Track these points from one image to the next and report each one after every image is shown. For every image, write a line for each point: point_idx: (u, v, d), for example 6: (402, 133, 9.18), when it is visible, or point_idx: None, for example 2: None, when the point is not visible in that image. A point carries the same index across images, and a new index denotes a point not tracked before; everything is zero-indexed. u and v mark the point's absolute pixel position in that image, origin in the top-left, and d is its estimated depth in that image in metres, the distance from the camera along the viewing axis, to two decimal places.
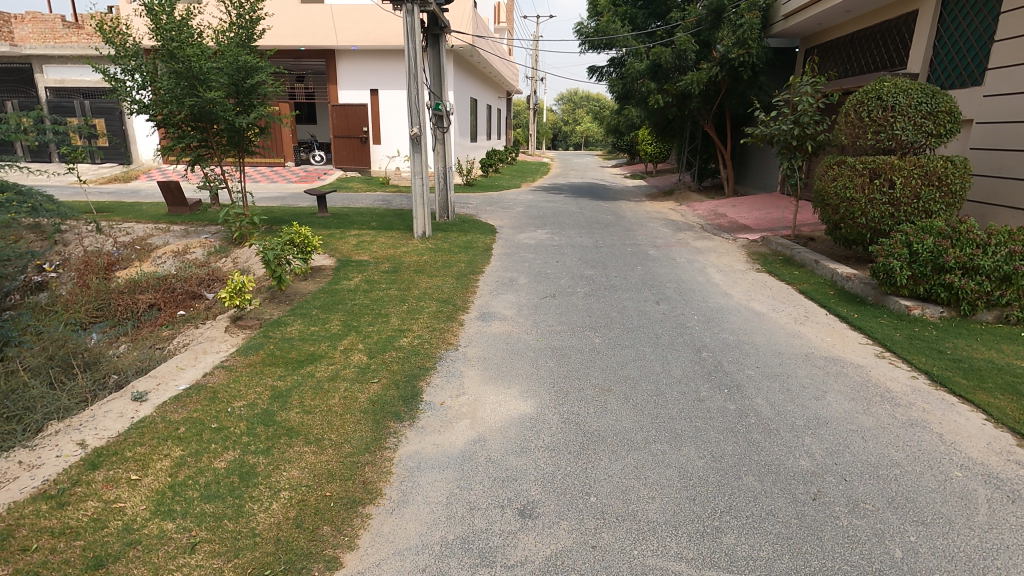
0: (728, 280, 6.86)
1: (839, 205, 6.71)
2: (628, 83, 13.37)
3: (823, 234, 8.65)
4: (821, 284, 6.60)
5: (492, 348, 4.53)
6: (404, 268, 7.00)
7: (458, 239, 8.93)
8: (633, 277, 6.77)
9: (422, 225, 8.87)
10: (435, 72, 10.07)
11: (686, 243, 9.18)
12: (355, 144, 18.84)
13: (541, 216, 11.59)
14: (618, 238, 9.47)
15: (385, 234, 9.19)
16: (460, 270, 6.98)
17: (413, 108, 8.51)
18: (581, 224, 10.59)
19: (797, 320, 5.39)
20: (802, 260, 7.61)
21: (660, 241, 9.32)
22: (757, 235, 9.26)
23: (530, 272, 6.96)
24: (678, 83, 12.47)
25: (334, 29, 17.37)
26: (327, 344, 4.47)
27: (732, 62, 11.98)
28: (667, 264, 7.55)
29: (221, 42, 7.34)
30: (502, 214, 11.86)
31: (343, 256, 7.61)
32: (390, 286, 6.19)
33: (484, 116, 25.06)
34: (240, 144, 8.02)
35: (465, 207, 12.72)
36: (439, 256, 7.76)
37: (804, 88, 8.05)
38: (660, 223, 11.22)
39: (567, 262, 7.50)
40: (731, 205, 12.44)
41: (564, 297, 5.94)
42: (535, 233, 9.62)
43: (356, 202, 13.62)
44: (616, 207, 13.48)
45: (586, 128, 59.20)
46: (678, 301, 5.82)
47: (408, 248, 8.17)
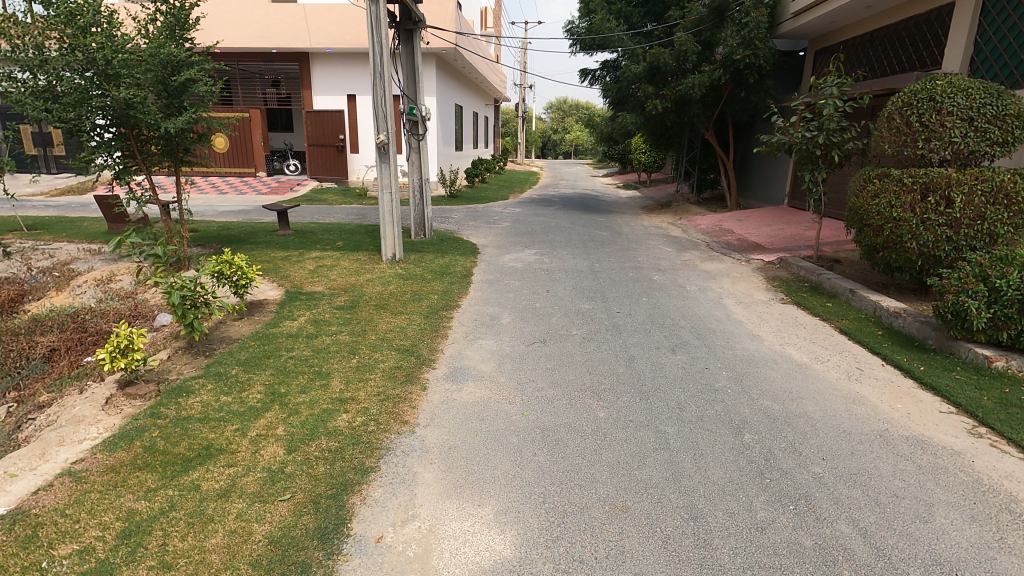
0: (751, 315, 5.76)
1: (882, 226, 5.65)
2: (623, 87, 12.39)
3: (849, 256, 7.61)
4: (863, 321, 5.52)
5: (461, 429, 3.35)
6: (365, 302, 5.84)
7: (433, 263, 7.77)
8: (637, 312, 5.65)
9: (393, 248, 7.70)
10: (410, 72, 8.94)
11: (694, 266, 8.11)
12: (331, 153, 17.63)
13: (529, 232, 10.49)
14: (617, 259, 8.37)
15: (350, 256, 8.02)
16: (431, 304, 5.83)
17: (379, 112, 7.31)
18: (574, 243, 9.49)
19: (850, 375, 4.28)
20: (832, 288, 6.53)
21: (664, 263, 8.24)
22: (773, 256, 8.19)
23: (515, 306, 5.82)
24: (678, 87, 11.48)
25: (307, 31, 16.21)
26: (235, 426, 3.28)
27: (737, 65, 11.01)
28: (676, 294, 6.44)
29: (143, 33, 6.28)
30: (486, 231, 10.73)
31: (293, 285, 6.41)
32: (342, 329, 5.02)
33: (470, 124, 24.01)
34: (172, 153, 6.88)
35: (446, 223, 11.58)
36: (409, 285, 6.58)
37: (830, 89, 7.02)
38: (661, 240, 10.14)
39: (558, 292, 6.35)
40: (737, 220, 11.40)
41: (556, 343, 4.78)
42: (522, 254, 8.48)
43: (326, 216, 12.43)
44: (611, 222, 12.42)
45: (576, 137, 58.50)
46: (698, 347, 4.70)
47: (374, 275, 7.02)
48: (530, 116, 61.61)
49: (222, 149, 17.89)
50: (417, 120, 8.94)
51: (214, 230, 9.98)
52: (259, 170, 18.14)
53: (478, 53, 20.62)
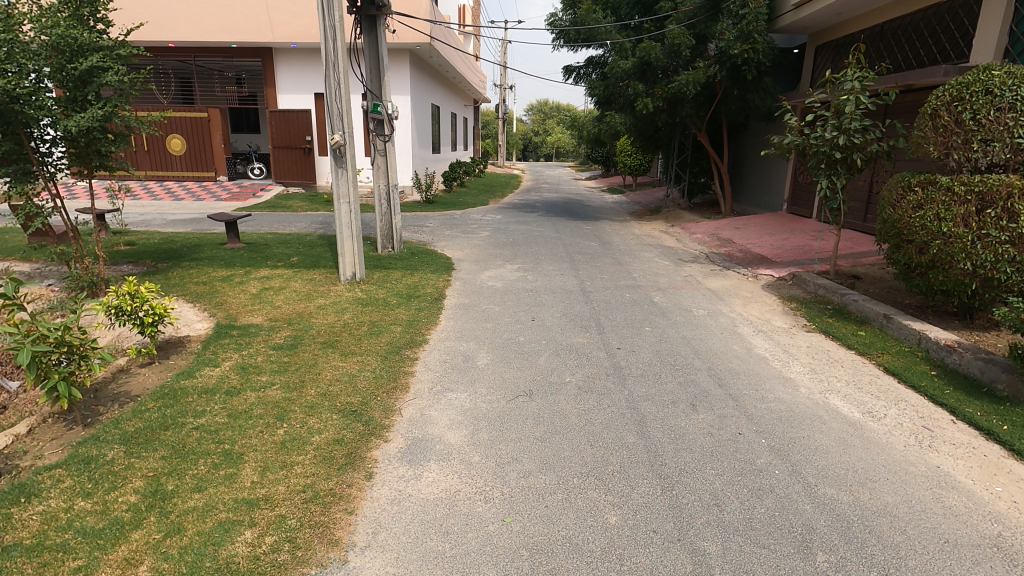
0: (773, 348, 4.86)
1: (928, 243, 4.79)
2: (611, 84, 11.55)
3: (870, 272, 6.77)
4: (908, 357, 4.64)
5: (415, 553, 2.33)
6: (311, 338, 4.79)
7: (400, 283, 6.73)
8: (642, 347, 4.70)
9: (353, 267, 6.64)
10: (373, 64, 7.89)
11: (697, 283, 7.21)
12: (297, 156, 16.47)
13: (510, 244, 9.50)
14: (609, 274, 7.44)
15: (304, 275, 6.95)
16: (392, 340, 4.82)
17: (335, 110, 6.22)
18: (560, 256, 8.53)
19: (920, 439, 3.36)
20: (860, 312, 5.66)
21: (663, 279, 7.32)
22: (783, 272, 7.33)
23: (494, 342, 4.84)
24: (670, 84, 10.65)
25: (270, 24, 14.99)
26: (77, 564, 2.22)
27: (734, 60, 10.20)
28: (683, 321, 5.51)
29: (37, 10, 5.22)
30: (463, 241, 9.71)
31: (228, 316, 5.33)
32: (276, 379, 3.97)
33: (448, 125, 22.96)
34: (80, 156, 5.72)
35: (419, 232, 10.54)
36: (368, 313, 5.55)
37: (852, 83, 6.16)
38: (656, 252, 9.24)
39: (545, 321, 5.38)
40: (735, 227, 10.57)
41: (545, 396, 3.79)
42: (502, 271, 7.49)
43: (287, 226, 11.30)
44: (599, 230, 11.51)
45: (558, 139, 57.71)
46: (722, 400, 3.75)
47: (328, 299, 5.97)
48: (510, 118, 60.65)
49: (178, 152, 16.63)
50: (382, 119, 7.91)
51: (154, 244, 8.80)
52: (220, 174, 16.91)
53: (455, 50, 19.59)
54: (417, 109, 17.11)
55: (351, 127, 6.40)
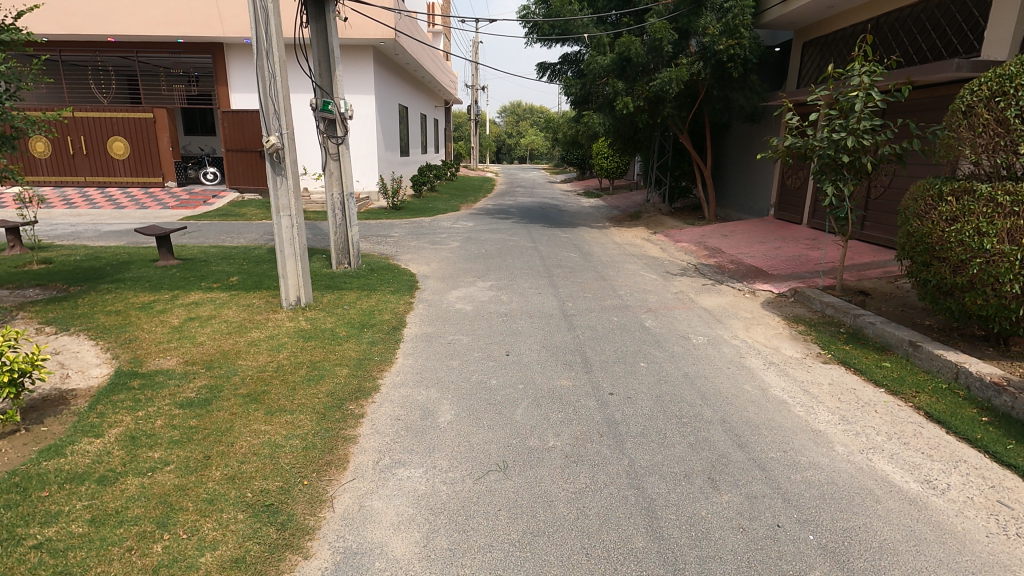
0: (791, 388, 4.12)
1: (965, 261, 4.10)
2: (588, 83, 10.84)
3: (878, 288, 6.13)
4: (949, 396, 3.93)
5: None
6: (232, 388, 3.86)
7: (353, 308, 5.81)
8: (639, 393, 3.90)
9: (297, 290, 5.68)
10: (323, 56, 6.94)
11: (690, 301, 6.47)
12: (253, 160, 15.34)
13: (482, 256, 8.65)
14: (593, 291, 6.67)
15: (241, 300, 5.98)
16: (336, 388, 3.94)
17: (270, 107, 5.25)
18: (538, 270, 7.72)
19: (1003, 525, 2.62)
20: (879, 337, 4.96)
21: (653, 297, 6.56)
22: (782, 287, 6.65)
23: (460, 388, 3.98)
24: (651, 83, 9.97)
25: (220, 19, 13.87)
26: None
27: (718, 57, 9.57)
28: (682, 352, 4.75)
29: None
30: (430, 254, 8.83)
31: (135, 357, 4.37)
32: (172, 455, 3.04)
33: (417, 127, 21.96)
34: None
35: (383, 244, 9.64)
36: (310, 349, 4.63)
37: (861, 79, 5.50)
38: (640, 263, 8.50)
39: (522, 357, 4.55)
40: (721, 235, 9.94)
41: (523, 473, 2.94)
42: (472, 290, 6.65)
43: (236, 237, 10.24)
44: (577, 238, 10.76)
45: (531, 140, 56.99)
46: (747, 471, 2.96)
47: (264, 332, 5.02)
48: (483, 120, 59.89)
49: (121, 156, 15.35)
50: (334, 118, 6.96)
51: (75, 262, 7.71)
52: (168, 180, 15.68)
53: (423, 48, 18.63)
54: (382, 110, 16.11)
55: (290, 128, 5.44)
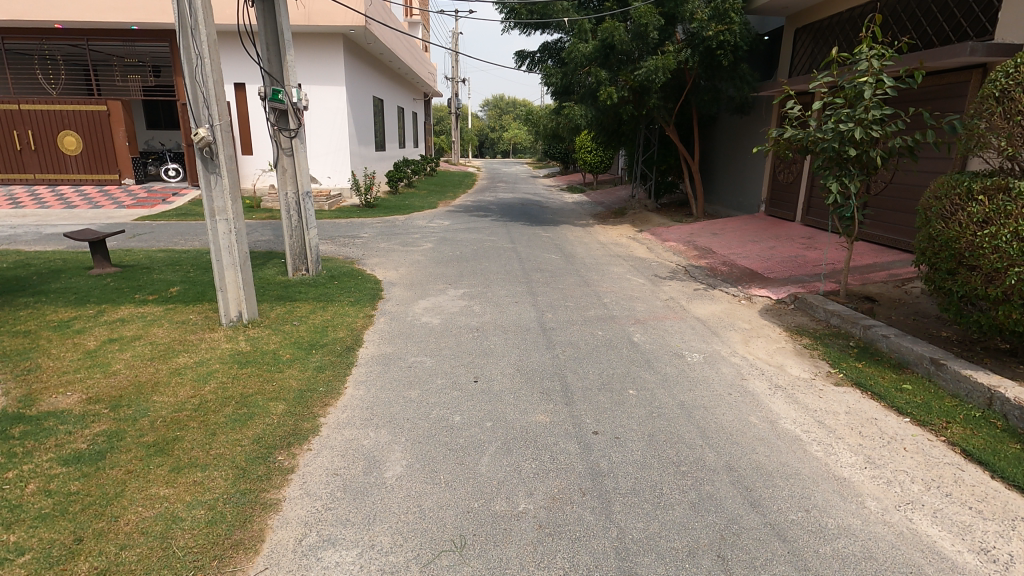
0: (804, 419, 3.54)
1: (1001, 269, 3.53)
2: (570, 72, 10.20)
3: (885, 295, 5.61)
4: (986, 429, 3.38)
5: None
6: (136, 436, 3.17)
7: (304, 324, 5.12)
8: (629, 432, 3.28)
9: (238, 305, 4.97)
10: (272, 39, 6.21)
11: (682, 310, 5.88)
12: None
13: (456, 259, 8.00)
14: (575, 299, 6.06)
15: (176, 316, 5.25)
16: (266, 431, 3.26)
17: (200, 94, 4.50)
18: (515, 275, 7.09)
19: None
20: (895, 353, 4.41)
21: (642, 305, 5.97)
22: (781, 293, 6.10)
23: (416, 428, 3.34)
24: (636, 71, 9.37)
25: None
26: None
27: (707, 44, 9.01)
28: (676, 375, 4.15)
29: None
30: (400, 257, 8.16)
31: (27, 394, 3.64)
32: (32, 539, 2.34)
33: (394, 121, 21.16)
34: None
35: (350, 246, 8.93)
36: (245, 379, 3.95)
37: (871, 63, 4.95)
38: (626, 265, 7.93)
39: (492, 384, 3.92)
40: (711, 234, 9.40)
41: (484, 555, 2.31)
42: (442, 299, 6.00)
43: (190, 240, 9.45)
44: (559, 238, 10.16)
45: (513, 134, 56.19)
46: (765, 545, 2.37)
47: (194, 356, 4.31)
48: (465, 114, 59.01)
49: (74, 152, 14.38)
50: (286, 109, 6.24)
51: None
52: (125, 177, 14.74)
53: (397, 37, 17.81)
54: (354, 103, 15.30)
55: (226, 118, 4.70)
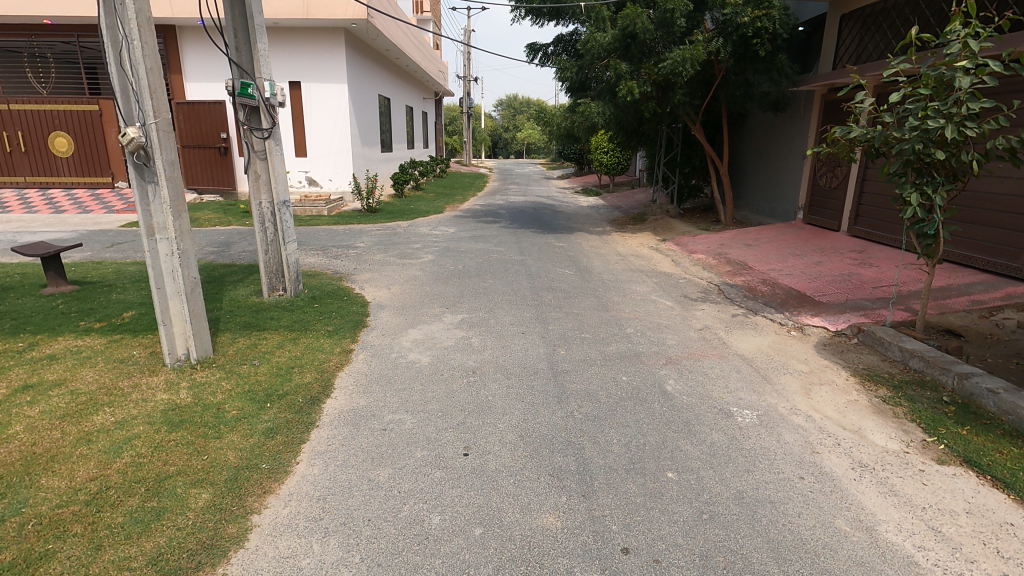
0: (912, 524, 2.58)
1: None
2: (586, 66, 9.26)
3: (973, 328, 4.61)
4: None
5: None
6: None
7: (267, 363, 4.26)
8: (674, 552, 2.33)
9: (186, 341, 4.14)
10: (240, 25, 5.32)
11: (721, 344, 4.91)
12: (212, 158, 13.74)
13: (458, 275, 7.12)
14: (592, 329, 5.13)
15: (115, 352, 4.40)
16: (175, 541, 2.39)
17: (130, 86, 3.63)
18: (524, 296, 6.17)
19: None
20: (1012, 415, 3.41)
21: (672, 337, 5.02)
22: (840, 323, 5.11)
23: (377, 538, 2.43)
24: (660, 64, 8.42)
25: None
26: None
27: (741, 32, 8.07)
28: (726, 446, 3.20)
29: None
30: (395, 273, 7.29)
31: None
32: None
33: (402, 121, 20.35)
34: None
35: (342, 258, 8.09)
36: (168, 450, 3.06)
37: (970, 43, 3.93)
38: (650, 283, 6.98)
39: (486, 460, 3.01)
40: (744, 245, 8.41)
41: None
42: (437, 329, 5.11)
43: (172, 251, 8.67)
44: (574, 248, 9.24)
45: (527, 134, 55.12)
46: None
47: (117, 413, 3.44)
48: (479, 114, 58.31)
49: (65, 153, 13.74)
50: (257, 106, 5.40)
51: None
52: (119, 180, 14.10)
53: (404, 33, 16.97)
54: (357, 101, 14.47)
55: (167, 115, 3.82)
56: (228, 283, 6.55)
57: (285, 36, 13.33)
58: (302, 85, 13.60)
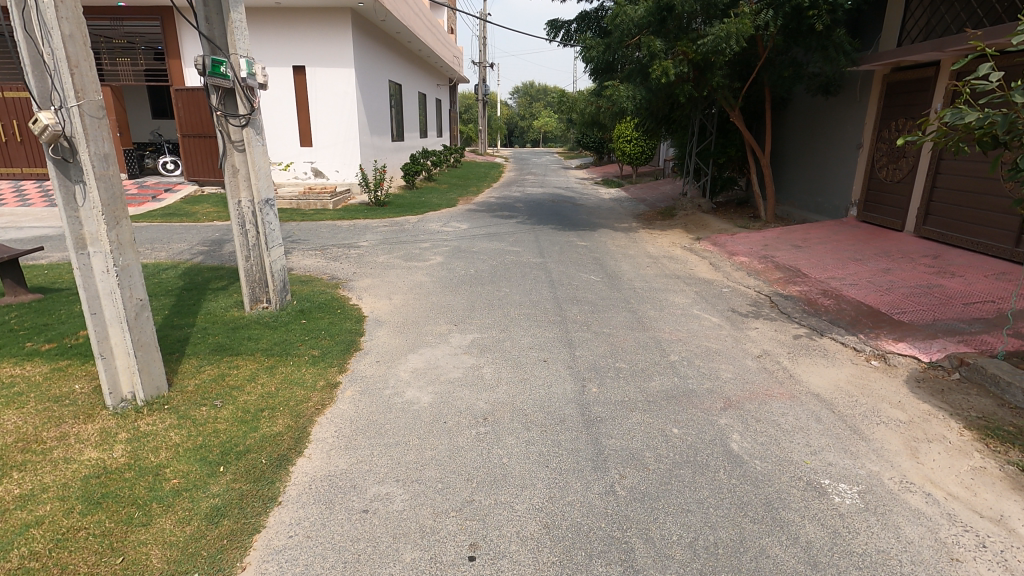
0: None
1: None
2: (614, 43, 8.29)
3: None
4: None
5: None
6: None
7: (233, 404, 3.47)
8: None
9: (131, 378, 3.36)
10: None
11: (788, 377, 4.02)
12: (213, 148, 13.04)
13: (469, 281, 6.30)
14: (628, 357, 4.26)
15: (54, 386, 3.64)
16: None
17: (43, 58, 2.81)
18: (544, 310, 5.32)
19: None
20: None
21: (727, 368, 4.13)
22: (933, 353, 4.17)
23: None
24: (698, 41, 7.45)
25: None
26: None
27: (795, 2, 7.05)
28: (830, 548, 2.33)
29: None
30: (400, 278, 6.49)
31: None
32: None
33: (415, 108, 19.48)
34: None
35: (342, 260, 7.30)
36: (72, 548, 2.27)
37: None
38: (689, 292, 6.08)
39: (499, 571, 2.19)
40: (792, 247, 7.45)
41: None
42: (442, 354, 4.30)
43: (159, 250, 7.96)
44: (598, 247, 8.36)
45: (544, 122, 53.70)
46: None
47: (26, 482, 2.67)
48: (495, 102, 57.20)
49: None
50: (231, 88, 4.58)
51: None
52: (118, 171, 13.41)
53: (416, 14, 16.05)
54: (365, 88, 13.64)
55: (97, 95, 3.01)
56: (209, 291, 5.79)
57: (288, 16, 12.50)
58: (307, 69, 12.80)
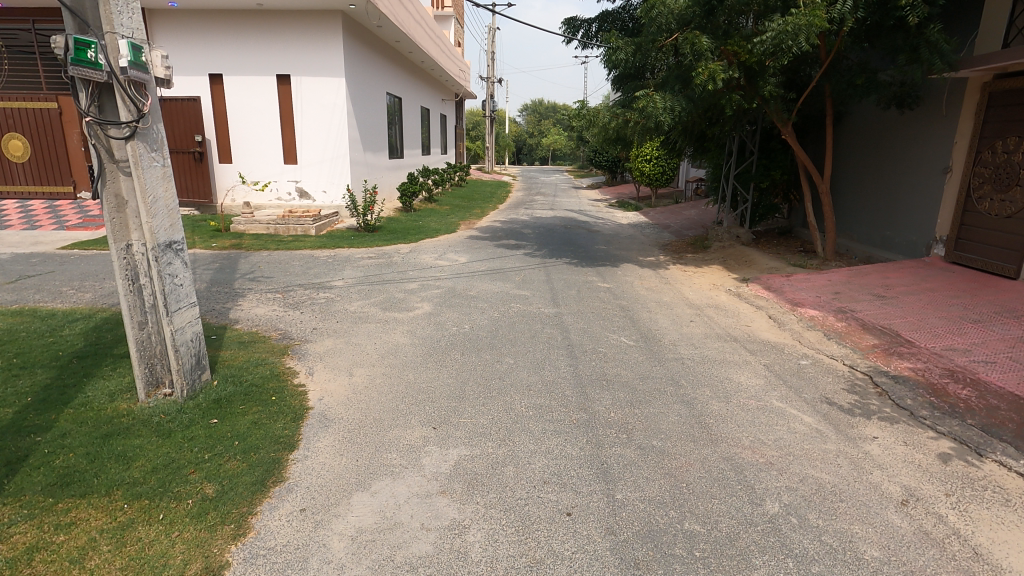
0: None
1: None
2: (647, 43, 6.83)
3: None
4: None
5: None
6: None
7: None
8: None
9: None
10: None
11: (975, 557, 2.41)
12: (185, 164, 11.60)
13: (461, 345, 4.76)
14: (701, 508, 2.67)
15: None
16: None
17: None
18: (563, 399, 3.78)
19: None
20: None
21: (866, 534, 2.53)
22: None
23: None
24: (754, 38, 5.97)
25: None
26: None
27: None
28: None
29: None
30: (371, 339, 4.94)
31: None
32: None
33: (416, 123, 18.14)
34: None
35: (305, 309, 5.77)
36: None
37: None
38: (757, 366, 4.50)
39: None
40: (875, 297, 5.86)
41: None
42: (409, 496, 2.74)
43: (87, 290, 6.50)
44: (624, 290, 6.83)
45: (553, 139, 52.47)
46: None
47: None
48: (503, 119, 56.27)
49: (21, 158, 11.77)
50: (106, 81, 3.14)
51: None
52: (82, 189, 12.05)
53: (418, 21, 14.74)
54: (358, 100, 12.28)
55: None
56: (110, 362, 4.28)
57: (270, 19, 11.20)
58: (291, 79, 11.47)
